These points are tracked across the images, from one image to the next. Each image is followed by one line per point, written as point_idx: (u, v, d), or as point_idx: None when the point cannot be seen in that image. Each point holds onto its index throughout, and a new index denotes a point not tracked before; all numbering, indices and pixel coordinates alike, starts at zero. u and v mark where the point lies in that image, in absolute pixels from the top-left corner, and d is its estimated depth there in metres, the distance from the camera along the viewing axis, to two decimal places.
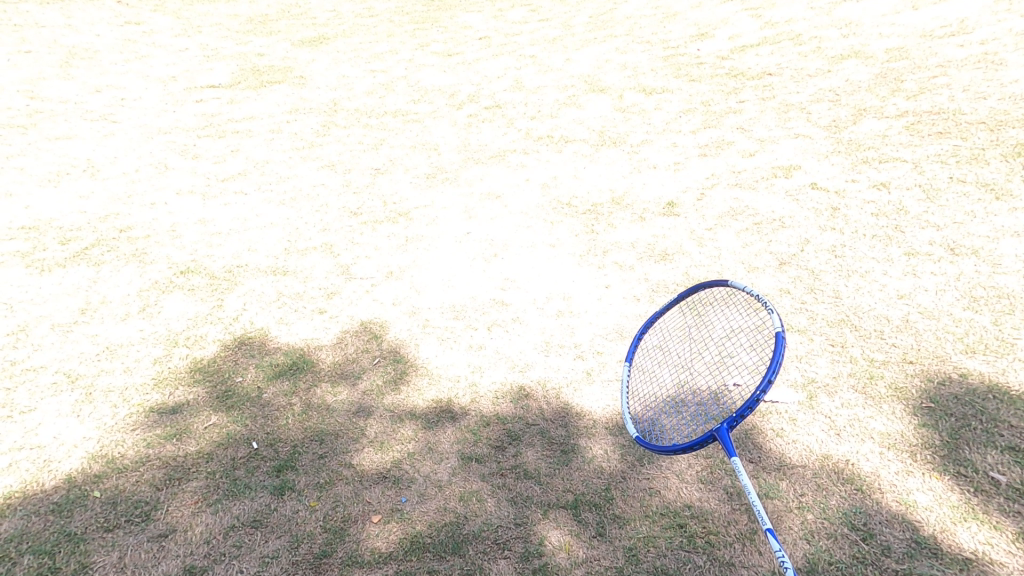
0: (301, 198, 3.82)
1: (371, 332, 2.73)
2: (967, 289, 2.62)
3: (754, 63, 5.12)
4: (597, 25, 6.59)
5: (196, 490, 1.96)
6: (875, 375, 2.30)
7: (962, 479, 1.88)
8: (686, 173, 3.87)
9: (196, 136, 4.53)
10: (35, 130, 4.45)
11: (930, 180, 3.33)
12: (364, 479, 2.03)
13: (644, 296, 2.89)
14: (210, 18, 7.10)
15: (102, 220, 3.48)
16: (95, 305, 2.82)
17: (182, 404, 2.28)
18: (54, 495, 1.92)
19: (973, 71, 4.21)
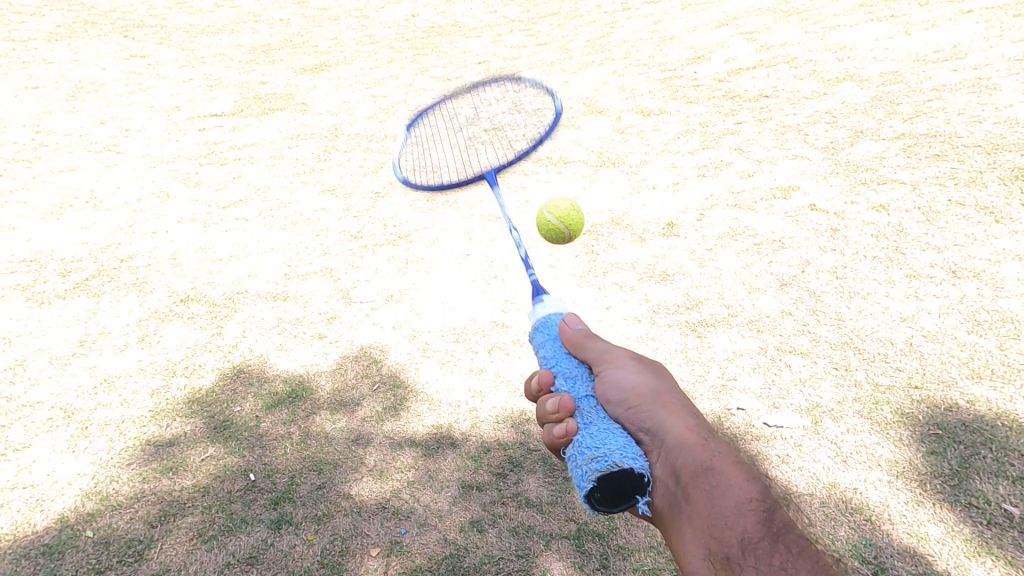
0: (302, 223, 3.84)
1: (370, 357, 2.71)
2: (971, 313, 2.60)
3: (751, 86, 5.18)
4: (594, 48, 6.68)
5: (191, 526, 1.93)
6: (880, 400, 2.27)
7: (974, 511, 1.84)
8: (685, 193, 3.89)
9: (198, 163, 4.58)
10: (39, 163, 4.50)
11: (929, 202, 3.33)
12: (363, 510, 1.99)
13: (646, 317, 2.88)
14: (213, 48, 7.23)
15: (104, 250, 3.49)
16: (95, 336, 2.82)
17: (178, 436, 2.26)
18: (47, 535, 1.90)
19: (968, 94, 4.25)
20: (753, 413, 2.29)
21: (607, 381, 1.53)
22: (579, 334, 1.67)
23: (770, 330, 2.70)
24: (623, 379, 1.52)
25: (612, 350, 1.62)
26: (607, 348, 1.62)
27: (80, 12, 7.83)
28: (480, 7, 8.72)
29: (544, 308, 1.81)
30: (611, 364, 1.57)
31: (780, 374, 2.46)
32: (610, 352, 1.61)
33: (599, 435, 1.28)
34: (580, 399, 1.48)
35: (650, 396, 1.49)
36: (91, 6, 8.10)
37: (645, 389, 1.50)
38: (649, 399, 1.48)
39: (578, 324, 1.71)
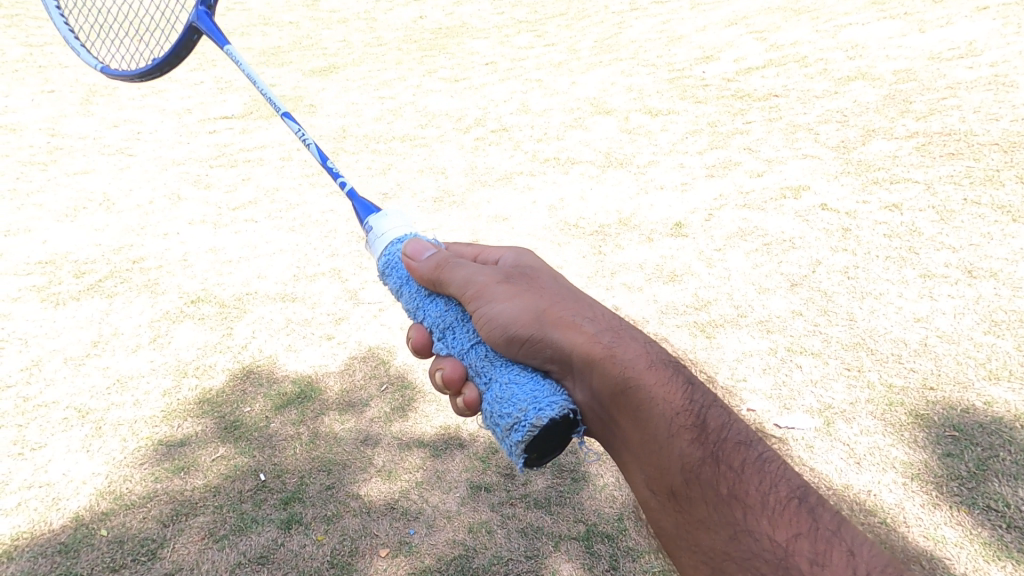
0: (310, 224, 3.85)
1: (378, 358, 2.71)
2: (987, 313, 2.57)
3: (760, 85, 5.14)
4: (602, 49, 6.66)
5: (202, 525, 1.94)
6: (894, 401, 2.24)
7: (992, 514, 1.82)
8: (694, 193, 3.87)
9: (209, 166, 4.61)
10: (54, 165, 4.55)
11: (944, 201, 3.29)
12: (372, 511, 1.99)
13: (654, 318, 2.86)
14: (224, 51, 7.28)
15: (116, 251, 3.52)
16: (107, 337, 2.84)
17: (189, 436, 2.27)
18: (61, 534, 1.92)
19: (983, 93, 4.20)
20: (764, 414, 2.27)
21: (478, 313, 1.38)
22: (433, 267, 1.45)
23: (781, 331, 2.68)
24: (495, 306, 1.35)
25: (474, 270, 1.44)
26: (468, 271, 1.43)
27: None
28: (488, 8, 8.73)
29: (383, 239, 1.60)
30: (481, 295, 1.38)
31: (791, 374, 2.44)
32: (475, 280, 1.42)
33: (507, 390, 1.25)
34: (467, 354, 1.39)
35: (532, 317, 1.33)
36: None
37: (523, 311, 1.34)
38: (529, 318, 1.33)
39: (428, 254, 1.48)
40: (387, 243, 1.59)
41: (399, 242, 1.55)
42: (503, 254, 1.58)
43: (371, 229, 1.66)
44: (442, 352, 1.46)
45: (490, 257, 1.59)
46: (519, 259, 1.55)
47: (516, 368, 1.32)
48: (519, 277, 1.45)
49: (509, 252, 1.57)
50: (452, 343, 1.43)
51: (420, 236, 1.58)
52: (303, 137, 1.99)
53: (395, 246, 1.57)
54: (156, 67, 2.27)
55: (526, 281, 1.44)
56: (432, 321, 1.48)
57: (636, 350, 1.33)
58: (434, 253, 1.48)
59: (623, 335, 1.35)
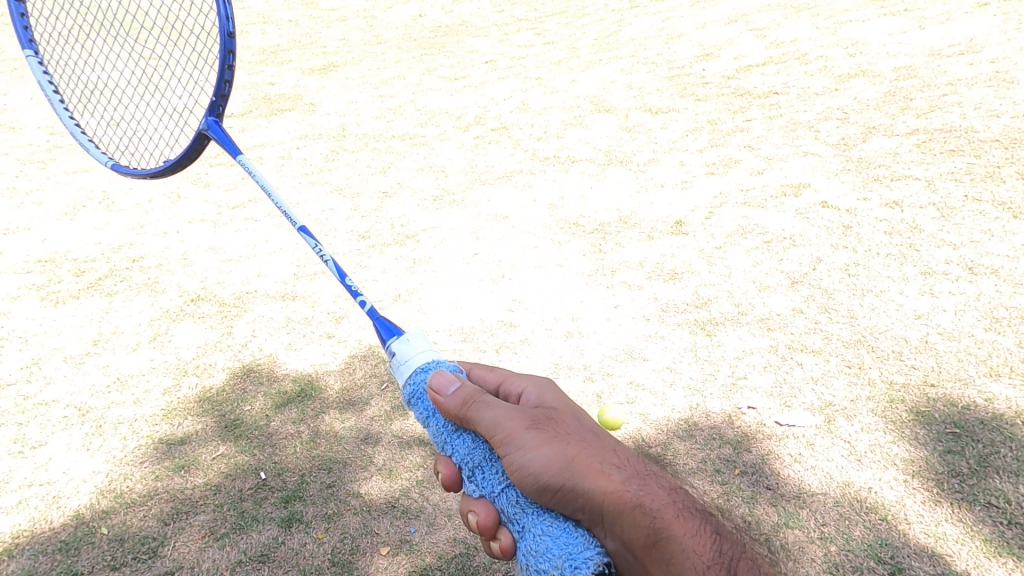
0: (310, 223, 3.85)
1: (379, 357, 2.71)
2: (988, 310, 2.56)
3: (760, 83, 5.14)
4: (602, 46, 6.65)
5: (203, 524, 1.94)
6: (895, 399, 2.24)
7: (993, 510, 1.82)
8: (694, 192, 3.86)
9: (208, 164, 4.61)
10: (53, 164, 4.55)
11: (944, 198, 3.29)
12: (373, 509, 1.99)
13: (655, 316, 2.86)
14: None
15: (116, 250, 3.52)
16: (107, 335, 2.84)
17: (190, 434, 2.27)
18: (61, 532, 1.92)
19: (984, 89, 4.19)
20: (765, 412, 2.26)
21: (508, 459, 1.27)
22: (461, 403, 1.32)
23: (782, 329, 2.67)
24: (526, 454, 1.26)
25: (503, 410, 1.32)
26: (498, 411, 1.32)
27: None
28: (487, 6, 8.72)
29: (406, 367, 1.42)
30: (512, 441, 1.28)
31: (792, 372, 2.43)
32: (505, 422, 1.31)
33: (541, 543, 1.19)
34: (497, 498, 1.28)
35: (563, 464, 1.26)
36: None
37: (554, 459, 1.26)
38: (561, 467, 1.26)
39: (454, 388, 1.34)
40: (410, 371, 1.42)
41: (424, 371, 1.39)
42: (524, 387, 1.52)
43: (393, 352, 1.48)
44: (472, 494, 1.32)
45: (511, 389, 1.53)
46: (541, 396, 1.50)
47: (548, 517, 1.25)
48: (546, 417, 1.37)
49: (530, 385, 1.52)
50: (483, 484, 1.30)
51: (444, 363, 1.44)
52: (321, 253, 1.77)
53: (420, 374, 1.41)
54: (167, 168, 2.12)
55: (552, 422, 1.37)
56: (459, 458, 1.35)
57: (661, 496, 1.36)
58: (461, 386, 1.35)
59: (648, 482, 1.37)
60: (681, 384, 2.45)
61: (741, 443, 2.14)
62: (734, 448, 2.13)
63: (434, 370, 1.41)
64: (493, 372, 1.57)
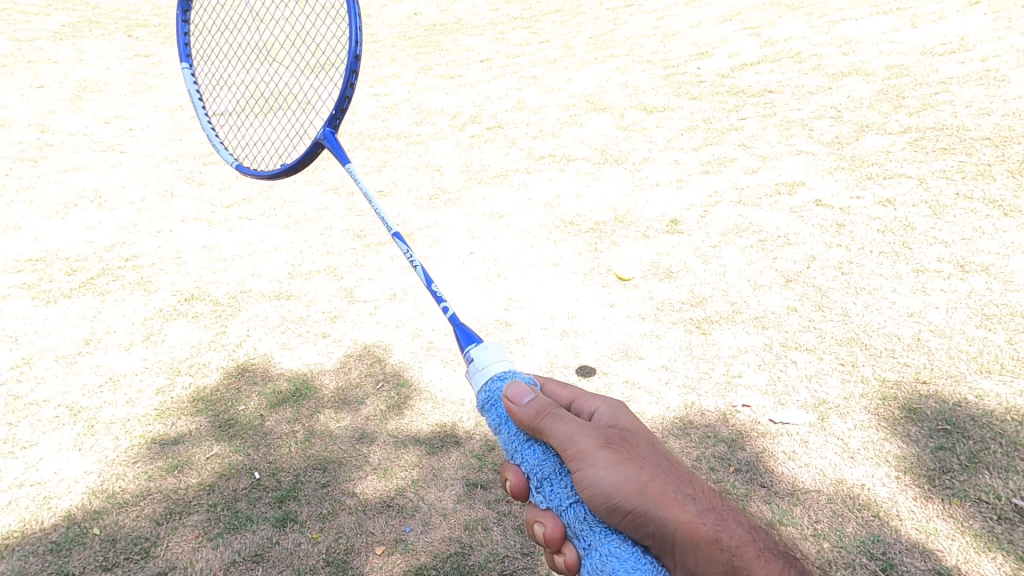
0: (305, 222, 3.84)
1: (374, 356, 2.71)
2: (979, 307, 2.58)
3: (755, 81, 5.15)
4: (597, 45, 6.66)
5: (196, 524, 1.93)
6: (887, 396, 2.25)
7: (983, 506, 1.83)
8: (689, 190, 3.87)
9: (202, 163, 4.59)
10: (44, 162, 4.52)
11: (936, 196, 3.30)
12: (368, 508, 1.99)
13: (650, 315, 2.86)
14: None
15: (108, 249, 3.51)
16: (100, 335, 2.83)
17: (183, 434, 2.27)
18: (52, 533, 1.91)
19: (975, 87, 4.21)
20: (759, 410, 2.27)
21: (578, 476, 1.17)
22: (535, 414, 1.21)
23: (776, 327, 2.68)
24: (599, 472, 1.16)
25: (578, 426, 1.22)
26: (573, 426, 1.21)
27: (84, 11, 7.88)
28: (483, 4, 8.70)
29: (481, 373, 1.30)
30: (584, 457, 1.18)
31: (785, 370, 2.45)
32: (579, 438, 1.20)
33: (609, 566, 1.13)
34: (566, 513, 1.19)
35: (636, 487, 1.17)
36: (95, 5, 8.14)
37: (627, 481, 1.17)
38: (634, 490, 1.17)
39: (528, 398, 1.23)
40: (487, 377, 1.30)
41: (500, 379, 1.27)
42: (597, 406, 1.41)
43: (468, 357, 1.36)
44: (540, 505, 1.24)
45: (583, 408, 1.42)
46: (615, 417, 1.39)
47: (617, 538, 1.17)
48: (620, 438, 1.27)
49: (604, 404, 1.40)
50: (551, 497, 1.21)
51: (519, 371, 1.33)
52: (412, 259, 1.79)
53: (496, 382, 1.29)
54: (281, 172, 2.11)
55: (627, 444, 1.27)
56: (527, 469, 1.25)
57: (741, 534, 1.26)
58: (536, 397, 1.24)
59: (725, 517, 1.27)
60: (675, 383, 2.46)
61: (736, 441, 2.15)
62: (729, 446, 2.13)
63: (510, 378, 1.29)
64: (565, 389, 1.45)
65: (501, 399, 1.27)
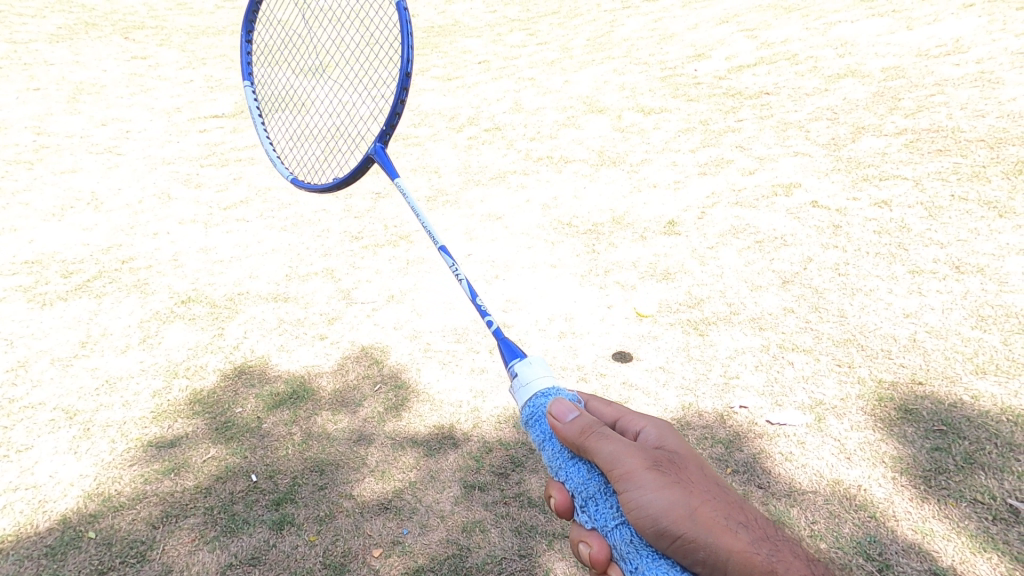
0: (303, 224, 3.84)
1: (372, 357, 2.71)
2: (974, 308, 2.59)
3: (752, 83, 5.16)
4: (594, 47, 6.67)
5: (193, 527, 1.93)
6: (883, 397, 2.26)
7: (979, 507, 1.83)
8: (686, 192, 3.87)
9: (199, 165, 4.58)
10: (40, 164, 4.52)
11: (932, 198, 3.32)
12: (365, 510, 1.99)
13: (647, 316, 2.87)
14: (213, 50, 7.23)
15: (105, 251, 3.50)
16: (96, 337, 2.82)
17: (180, 436, 2.26)
18: (47, 537, 1.90)
19: (970, 89, 4.23)
20: (756, 411, 2.28)
21: (625, 498, 1.14)
22: (580, 432, 1.21)
23: (773, 328, 2.69)
24: (646, 495, 1.13)
25: (625, 445, 1.19)
26: (619, 445, 1.19)
27: (81, 13, 7.87)
28: (480, 6, 8.72)
29: (526, 389, 1.35)
30: (631, 478, 1.15)
31: (783, 371, 2.45)
32: (625, 458, 1.18)
33: None
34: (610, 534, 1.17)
35: (686, 512, 1.13)
36: (92, 7, 8.14)
37: (676, 505, 1.13)
38: (683, 515, 1.13)
39: (572, 415, 1.24)
40: (530, 394, 1.34)
41: (544, 396, 1.31)
42: (643, 426, 1.38)
43: (513, 372, 1.41)
44: (585, 525, 1.23)
45: (629, 427, 1.39)
46: (662, 438, 1.36)
47: (664, 563, 1.13)
48: (669, 460, 1.24)
49: (650, 425, 1.36)
50: (595, 516, 1.19)
51: (564, 389, 1.35)
52: (458, 272, 1.87)
53: (541, 399, 1.32)
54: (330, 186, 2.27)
55: (676, 467, 1.23)
56: (572, 486, 1.25)
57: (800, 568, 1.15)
58: (581, 414, 1.24)
59: (781, 547, 1.19)
60: (673, 384, 2.46)
61: (733, 442, 2.15)
62: (726, 447, 2.14)
63: (554, 396, 1.32)
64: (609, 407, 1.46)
65: (545, 416, 1.30)
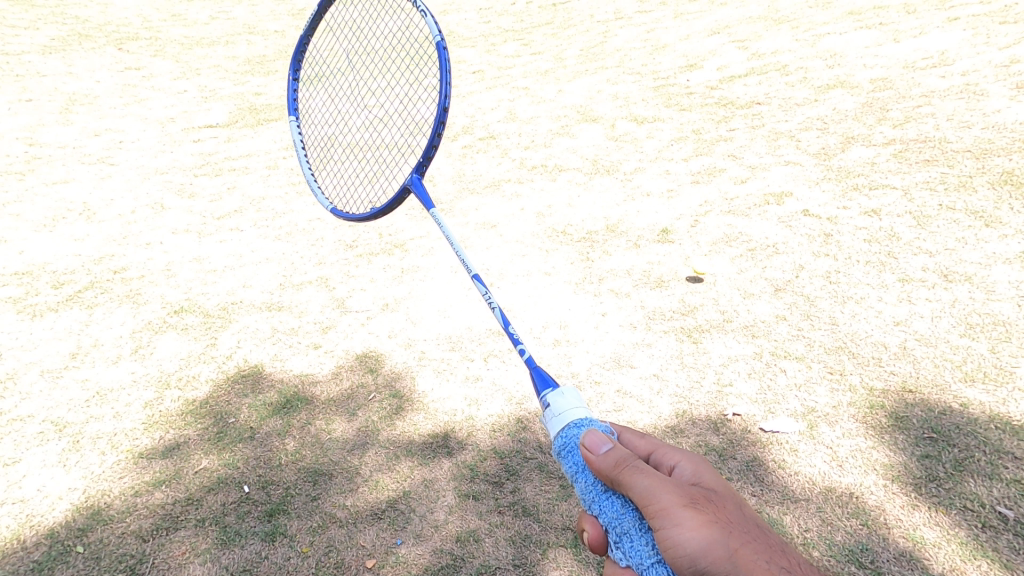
0: (297, 233, 3.84)
1: (367, 366, 2.71)
2: (963, 316, 2.62)
3: (743, 93, 5.22)
4: (588, 57, 6.73)
5: (184, 539, 1.91)
6: (875, 404, 2.28)
7: (969, 514, 1.84)
8: (680, 200, 3.91)
9: (192, 174, 4.58)
10: (32, 175, 4.50)
11: (920, 207, 3.36)
12: (358, 520, 1.98)
13: (641, 324, 2.88)
14: (208, 60, 7.24)
15: (96, 262, 3.49)
16: (87, 348, 2.81)
17: (172, 447, 2.25)
18: (34, 552, 1.88)
19: (956, 100, 4.29)
20: (750, 418, 2.29)
21: (661, 535, 1.13)
22: (613, 464, 1.22)
23: (766, 335, 2.71)
24: (684, 533, 1.11)
25: (660, 480, 1.18)
26: (654, 479, 1.18)
27: (74, 25, 7.88)
28: (474, 16, 8.78)
29: (559, 420, 1.37)
30: (667, 516, 1.13)
31: (775, 379, 2.47)
32: (661, 493, 1.16)
33: None
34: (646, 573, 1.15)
35: (724, 554, 1.11)
36: (86, 18, 8.15)
37: (714, 546, 1.11)
38: (721, 556, 1.11)
39: (606, 447, 1.25)
40: (562, 425, 1.37)
41: (577, 427, 1.33)
42: (677, 461, 1.38)
43: (546, 403, 1.43)
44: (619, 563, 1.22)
45: (663, 461, 1.40)
46: (698, 474, 1.34)
47: None
48: (706, 497, 1.22)
49: (685, 460, 1.37)
50: (630, 554, 1.17)
51: (597, 421, 1.36)
52: (491, 301, 1.93)
53: (573, 430, 1.34)
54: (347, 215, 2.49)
55: (713, 505, 1.21)
56: (605, 520, 1.24)
57: None
58: (614, 447, 1.25)
59: None
60: (667, 392, 2.47)
61: (727, 450, 2.15)
62: (720, 455, 2.14)
63: (586, 427, 1.34)
64: (643, 439, 1.47)
65: (578, 447, 1.31)
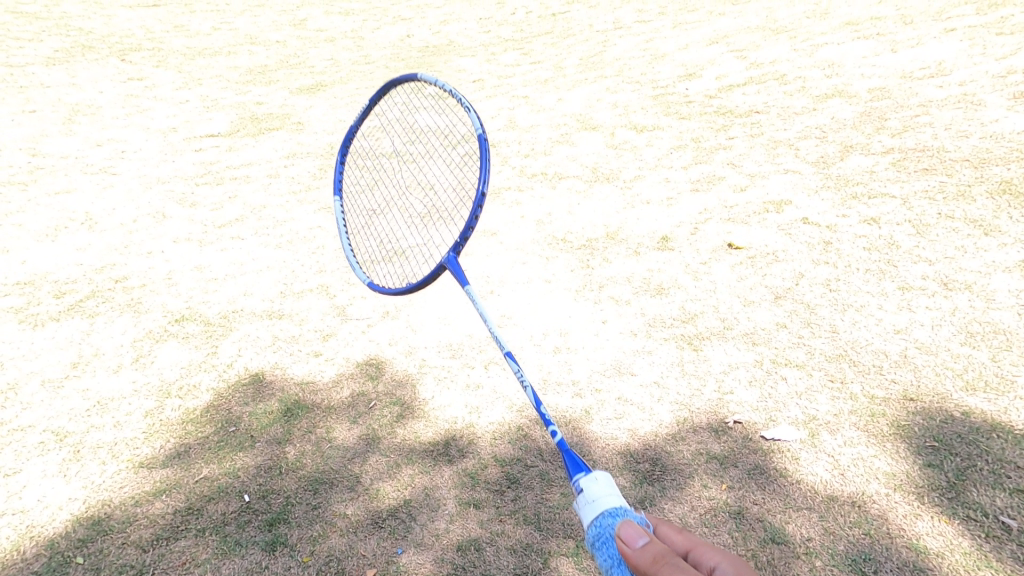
0: (298, 241, 3.85)
1: (368, 374, 2.70)
2: (963, 325, 2.62)
3: (742, 102, 5.25)
4: (587, 66, 6.77)
5: (184, 549, 1.90)
6: (876, 413, 2.27)
7: (972, 524, 1.84)
8: (679, 208, 3.92)
9: (194, 184, 4.59)
10: (34, 185, 4.51)
11: (919, 215, 3.37)
12: (359, 530, 1.97)
13: (642, 331, 2.89)
14: (210, 70, 7.29)
15: (98, 271, 3.49)
16: (88, 358, 2.80)
17: (173, 456, 2.25)
18: (34, 563, 1.87)
19: (953, 110, 4.32)
20: (751, 426, 2.29)
21: None
22: (651, 560, 1.22)
23: (766, 343, 2.71)
24: None
25: None
26: None
27: (77, 36, 7.93)
28: (475, 26, 8.84)
29: (592, 507, 1.36)
30: None
31: (776, 387, 2.47)
32: None
33: None
34: None
35: None
36: (89, 30, 8.20)
37: None
38: None
39: (643, 541, 1.25)
40: (596, 512, 1.35)
41: (613, 517, 1.31)
42: (717, 562, 1.33)
43: (578, 487, 1.42)
44: None
45: (702, 560, 1.35)
46: None
47: None
48: None
49: (726, 561, 1.31)
50: None
51: (632, 510, 1.35)
52: (523, 379, 1.88)
53: (608, 519, 1.33)
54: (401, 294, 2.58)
55: None
56: None
57: None
58: (651, 541, 1.25)
59: None
60: (668, 399, 2.47)
61: (728, 458, 2.15)
62: (721, 463, 2.14)
63: (622, 516, 1.33)
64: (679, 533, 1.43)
65: (614, 538, 1.30)
